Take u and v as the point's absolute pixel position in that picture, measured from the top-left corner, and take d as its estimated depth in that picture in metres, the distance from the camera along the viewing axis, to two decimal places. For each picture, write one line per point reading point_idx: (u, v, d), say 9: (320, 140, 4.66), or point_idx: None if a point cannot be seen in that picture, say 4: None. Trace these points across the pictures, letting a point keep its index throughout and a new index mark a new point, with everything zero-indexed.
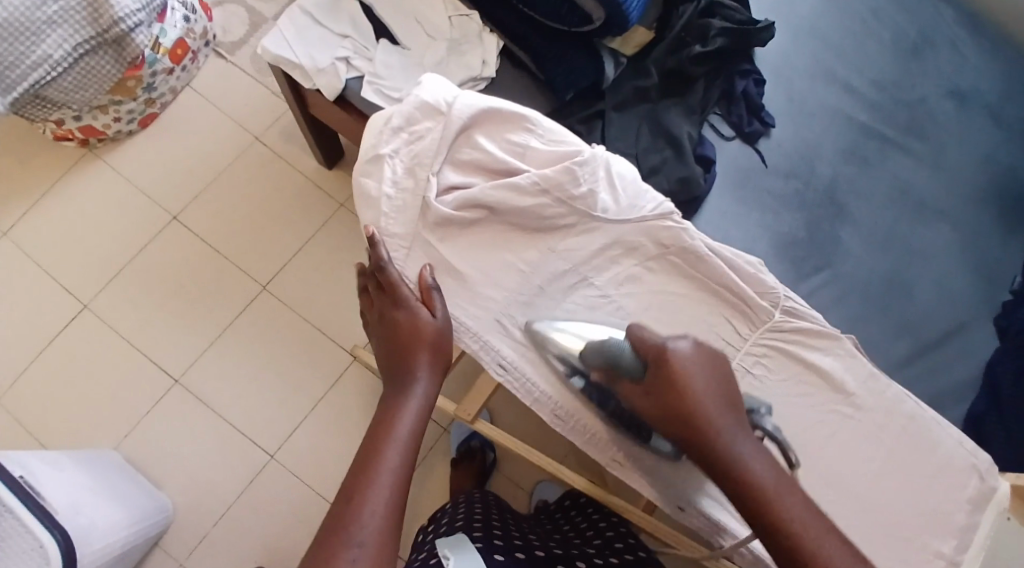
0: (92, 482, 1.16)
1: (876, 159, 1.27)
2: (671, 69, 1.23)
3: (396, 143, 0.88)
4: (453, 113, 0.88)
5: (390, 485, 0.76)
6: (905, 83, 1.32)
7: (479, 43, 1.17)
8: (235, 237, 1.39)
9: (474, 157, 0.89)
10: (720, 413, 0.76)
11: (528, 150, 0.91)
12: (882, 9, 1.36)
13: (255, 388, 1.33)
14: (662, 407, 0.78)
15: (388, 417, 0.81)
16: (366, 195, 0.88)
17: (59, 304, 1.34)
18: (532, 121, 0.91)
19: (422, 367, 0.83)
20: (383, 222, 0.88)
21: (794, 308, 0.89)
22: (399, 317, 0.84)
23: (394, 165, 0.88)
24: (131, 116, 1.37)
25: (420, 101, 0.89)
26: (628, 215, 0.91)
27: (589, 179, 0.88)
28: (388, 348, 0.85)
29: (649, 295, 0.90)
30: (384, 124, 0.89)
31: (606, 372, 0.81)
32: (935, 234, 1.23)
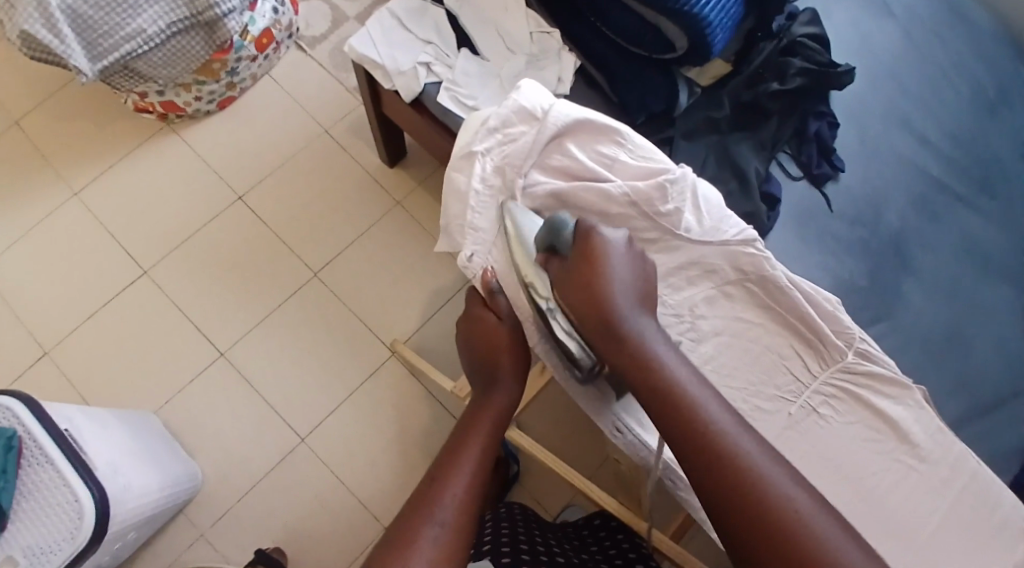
0: (132, 447, 1.18)
1: (943, 212, 1.26)
2: (746, 103, 1.23)
3: (488, 144, 0.86)
4: (548, 120, 0.84)
5: (471, 476, 0.78)
6: (978, 143, 1.32)
7: (557, 59, 1.18)
8: (293, 222, 1.41)
9: (564, 164, 0.87)
10: (631, 300, 0.79)
11: (616, 163, 0.87)
12: (961, 66, 1.36)
13: (297, 372, 1.36)
14: (578, 282, 0.79)
15: (474, 416, 0.85)
16: (456, 190, 0.88)
17: (118, 268, 1.37)
18: (624, 134, 0.87)
19: (504, 374, 0.87)
20: (469, 218, 0.87)
21: (868, 351, 0.86)
22: (474, 326, 0.90)
23: (484, 163, 0.87)
24: (211, 97, 1.40)
25: (517, 105, 0.86)
26: (711, 237, 0.87)
27: (677, 198, 0.85)
28: (476, 359, 0.90)
29: (724, 319, 0.88)
30: (481, 124, 0.87)
31: (547, 253, 0.81)
32: (995, 297, 1.23)
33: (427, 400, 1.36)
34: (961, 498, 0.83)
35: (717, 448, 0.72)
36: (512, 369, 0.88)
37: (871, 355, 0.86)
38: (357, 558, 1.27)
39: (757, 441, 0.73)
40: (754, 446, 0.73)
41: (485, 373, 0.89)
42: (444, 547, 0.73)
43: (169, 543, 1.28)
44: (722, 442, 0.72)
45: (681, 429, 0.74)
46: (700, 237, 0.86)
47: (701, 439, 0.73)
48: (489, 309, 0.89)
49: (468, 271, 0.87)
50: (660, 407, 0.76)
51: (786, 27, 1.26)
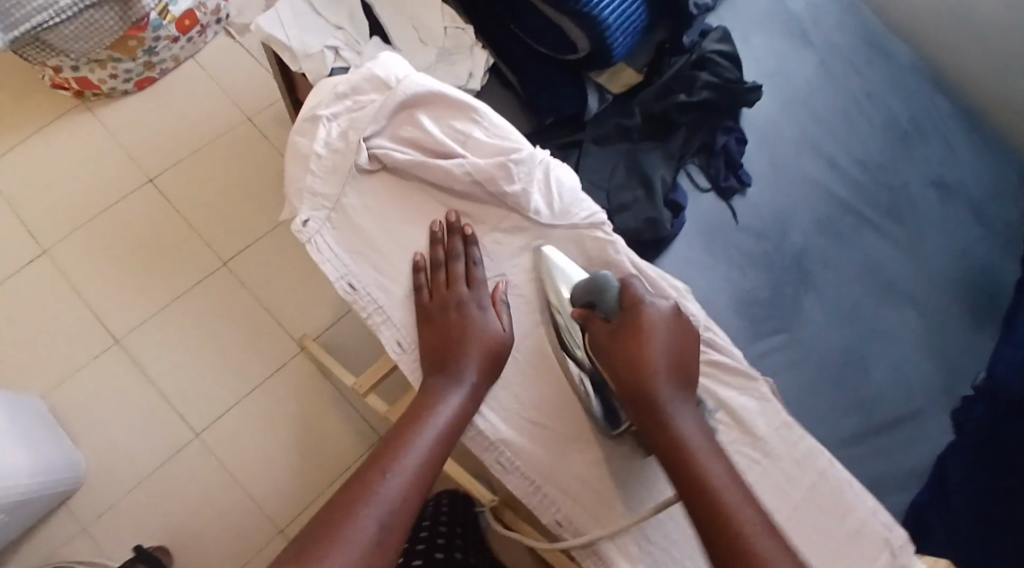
0: (6, 425, 1.15)
1: (849, 235, 1.26)
2: (655, 114, 1.22)
3: (336, 107, 0.81)
4: (399, 87, 0.80)
5: (400, 498, 0.65)
6: (891, 169, 1.31)
7: (468, 55, 1.16)
8: (206, 209, 1.39)
9: (413, 136, 0.81)
10: (673, 375, 0.71)
11: (469, 139, 0.81)
12: (876, 93, 1.37)
13: (195, 361, 1.32)
14: (621, 353, 0.72)
15: (416, 415, 0.70)
16: (297, 152, 0.81)
17: (20, 247, 1.35)
18: (479, 112, 0.82)
19: (470, 371, 0.72)
20: (309, 180, 0.79)
21: (714, 340, 0.84)
22: (453, 307, 0.75)
23: (329, 127, 0.80)
24: (127, 76, 1.39)
25: (370, 73, 0.82)
26: (560, 221, 0.81)
27: (523, 177, 0.79)
28: (431, 340, 0.74)
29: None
30: (329, 89, 0.82)
31: (587, 310, 0.75)
32: (899, 321, 1.22)
33: (328, 396, 1.33)
34: (811, 498, 0.80)
35: (741, 542, 0.63)
36: (479, 367, 0.73)
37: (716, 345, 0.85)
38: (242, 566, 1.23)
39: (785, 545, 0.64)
40: (777, 546, 0.63)
41: (441, 361, 0.73)
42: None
43: (51, 532, 1.24)
44: (746, 539, 0.63)
45: (711, 526, 0.65)
46: (549, 220, 0.80)
47: (726, 534, 0.64)
48: (455, 284, 0.76)
49: (301, 235, 0.77)
50: (688, 488, 0.67)
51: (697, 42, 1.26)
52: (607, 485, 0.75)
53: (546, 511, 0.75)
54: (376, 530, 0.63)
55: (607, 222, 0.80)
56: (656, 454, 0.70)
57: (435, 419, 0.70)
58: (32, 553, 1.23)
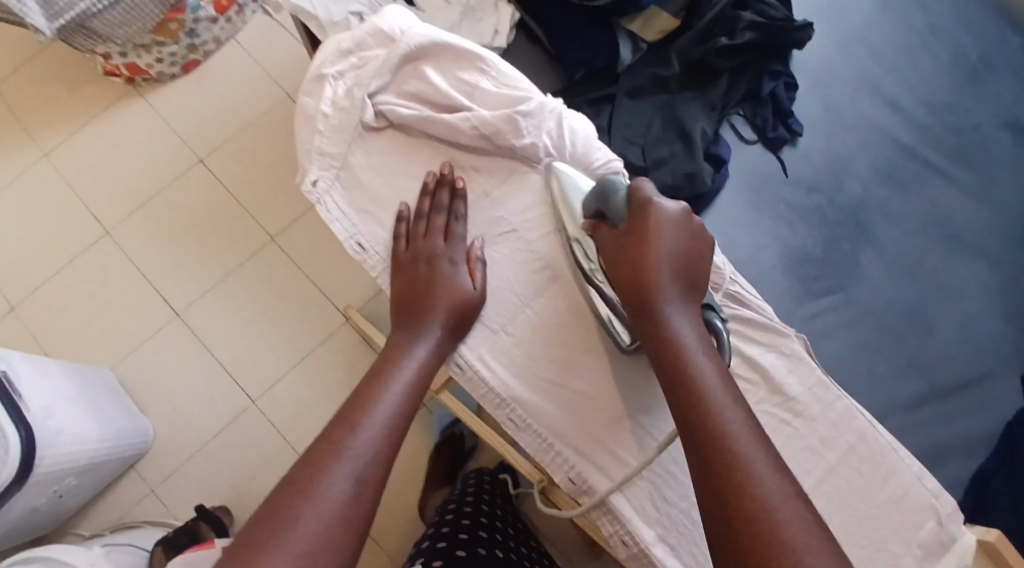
0: (74, 393, 1.21)
1: (913, 183, 1.19)
2: (695, 61, 1.17)
3: (342, 65, 0.79)
4: (401, 40, 0.78)
5: (371, 451, 0.66)
6: (959, 111, 1.22)
7: (494, 12, 1.14)
8: (252, 185, 1.41)
9: (418, 90, 0.79)
10: (674, 279, 0.70)
11: (476, 91, 0.79)
12: (942, 28, 1.27)
13: (249, 333, 1.36)
14: (625, 258, 0.71)
15: (392, 361, 0.72)
16: (306, 116, 0.79)
17: (83, 227, 1.40)
18: (486, 62, 0.79)
19: (434, 324, 0.73)
20: (317, 141, 0.79)
21: (738, 293, 0.78)
22: (426, 261, 0.75)
23: (336, 85, 0.79)
24: (173, 59, 1.41)
25: (375, 28, 0.80)
26: (573, 172, 0.79)
27: (532, 129, 0.77)
28: (404, 291, 0.75)
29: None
30: (333, 46, 0.80)
31: (595, 218, 0.74)
32: (968, 275, 1.14)
33: None
34: (846, 459, 0.75)
35: (721, 446, 0.63)
36: (443, 320, 0.73)
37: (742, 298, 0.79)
38: None
39: (767, 446, 0.64)
40: (758, 450, 0.63)
41: (408, 316, 0.74)
42: (330, 534, 0.62)
43: (120, 495, 1.31)
44: (729, 444, 0.63)
45: (699, 426, 0.64)
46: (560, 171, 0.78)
47: (710, 437, 0.64)
48: (431, 237, 0.76)
49: (310, 196, 0.77)
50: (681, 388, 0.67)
51: None
52: (621, 441, 0.73)
53: (558, 470, 0.74)
54: (348, 483, 0.64)
55: (623, 169, 0.78)
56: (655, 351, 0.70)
57: (401, 374, 0.71)
58: (104, 515, 1.30)
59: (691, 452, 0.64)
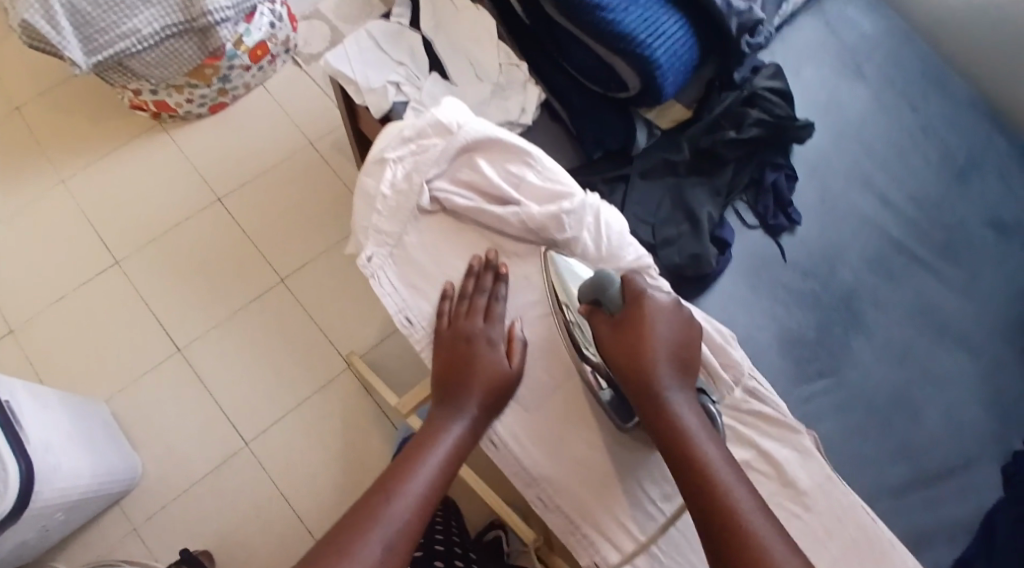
0: (71, 426, 1.22)
1: (899, 274, 1.26)
2: (703, 150, 1.21)
3: (400, 151, 0.84)
4: (459, 133, 0.83)
5: (405, 516, 0.71)
6: (948, 209, 1.31)
7: (522, 92, 1.20)
8: (268, 228, 1.46)
9: (470, 179, 0.84)
10: (669, 364, 0.77)
11: (523, 183, 0.85)
12: (933, 128, 1.35)
13: (251, 371, 1.39)
14: (620, 348, 0.77)
15: (415, 449, 0.76)
16: (366, 193, 0.86)
17: (92, 257, 1.42)
18: (534, 156, 0.85)
19: (472, 400, 0.78)
20: (374, 219, 0.85)
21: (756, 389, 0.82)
22: (465, 336, 0.80)
23: (395, 169, 0.84)
24: (202, 101, 1.46)
25: (433, 119, 0.85)
26: (607, 266, 0.83)
27: (574, 225, 0.82)
28: (443, 365, 0.80)
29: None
30: (396, 132, 0.86)
31: (592, 304, 0.80)
32: (952, 364, 1.22)
33: (374, 414, 1.38)
34: (849, 553, 0.79)
35: (742, 529, 0.68)
36: (479, 401, 0.78)
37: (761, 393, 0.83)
38: None
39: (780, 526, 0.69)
40: (774, 531, 0.68)
41: (449, 391, 0.79)
42: None
43: (105, 530, 1.31)
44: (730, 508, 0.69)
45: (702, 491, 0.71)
46: (595, 265, 0.83)
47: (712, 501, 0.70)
48: (472, 316, 0.81)
49: (365, 271, 0.83)
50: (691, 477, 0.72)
51: (750, 80, 1.24)
52: (636, 519, 0.78)
53: (583, 551, 0.78)
54: (379, 550, 0.70)
55: (654, 267, 0.81)
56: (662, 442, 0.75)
57: (439, 445, 0.76)
58: (87, 550, 1.30)
59: (697, 517, 0.70)
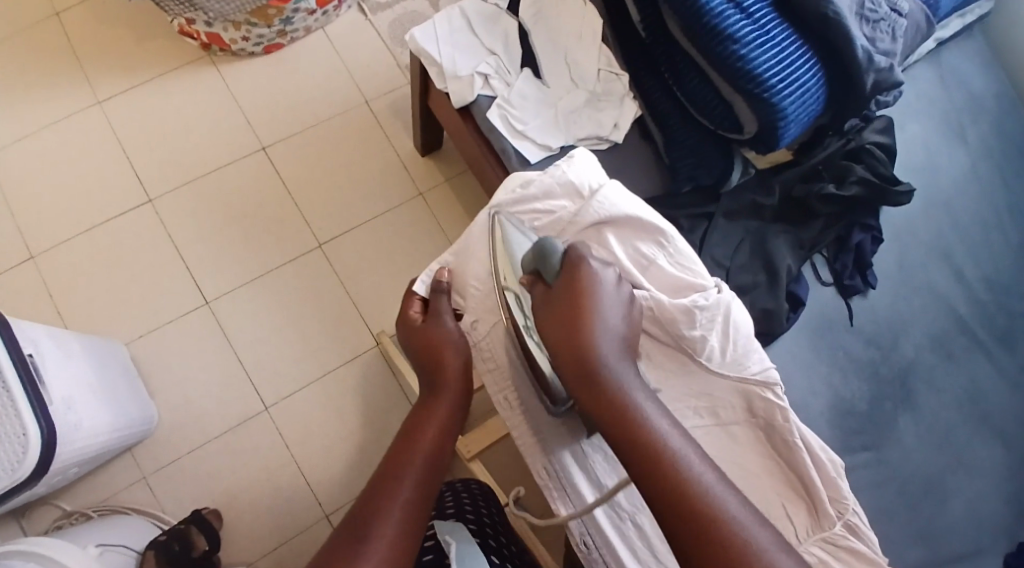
0: (95, 379, 1.17)
1: (959, 355, 1.22)
2: (796, 198, 1.18)
3: (521, 211, 0.87)
4: (591, 203, 0.85)
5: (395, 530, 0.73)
6: (1016, 296, 1.26)
7: (619, 105, 1.13)
8: (312, 187, 1.38)
9: (598, 255, 0.87)
10: (613, 338, 0.75)
11: (652, 265, 0.86)
12: (1018, 209, 1.31)
13: (275, 337, 1.33)
14: (561, 312, 0.76)
15: (395, 461, 0.78)
16: (473, 248, 0.88)
17: (125, 190, 1.35)
18: (666, 238, 0.86)
19: (446, 391, 0.85)
20: (473, 280, 0.87)
21: (857, 525, 0.83)
22: (428, 332, 0.87)
23: (512, 229, 0.87)
24: (258, 40, 1.37)
25: (565, 178, 0.87)
26: (729, 370, 0.85)
27: (704, 324, 0.83)
28: (421, 362, 0.88)
29: (719, 459, 0.85)
30: (521, 187, 0.87)
31: (533, 277, 0.80)
32: (988, 454, 1.18)
33: (397, 401, 1.33)
34: None
35: (690, 495, 0.67)
36: (449, 384, 0.85)
37: (858, 528, 0.83)
38: (281, 546, 1.25)
39: (740, 499, 0.68)
40: (731, 499, 0.68)
41: (427, 388, 0.86)
42: None
43: (109, 477, 1.27)
44: (682, 468, 0.68)
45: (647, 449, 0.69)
46: (718, 368, 0.84)
47: (657, 464, 0.69)
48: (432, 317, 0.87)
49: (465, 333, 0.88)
50: (630, 443, 0.70)
51: (858, 128, 1.18)
52: None
53: None
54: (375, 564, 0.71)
55: (778, 383, 0.83)
56: (595, 407, 0.73)
57: (424, 435, 0.81)
58: (91, 494, 1.26)
59: (637, 480, 0.70)
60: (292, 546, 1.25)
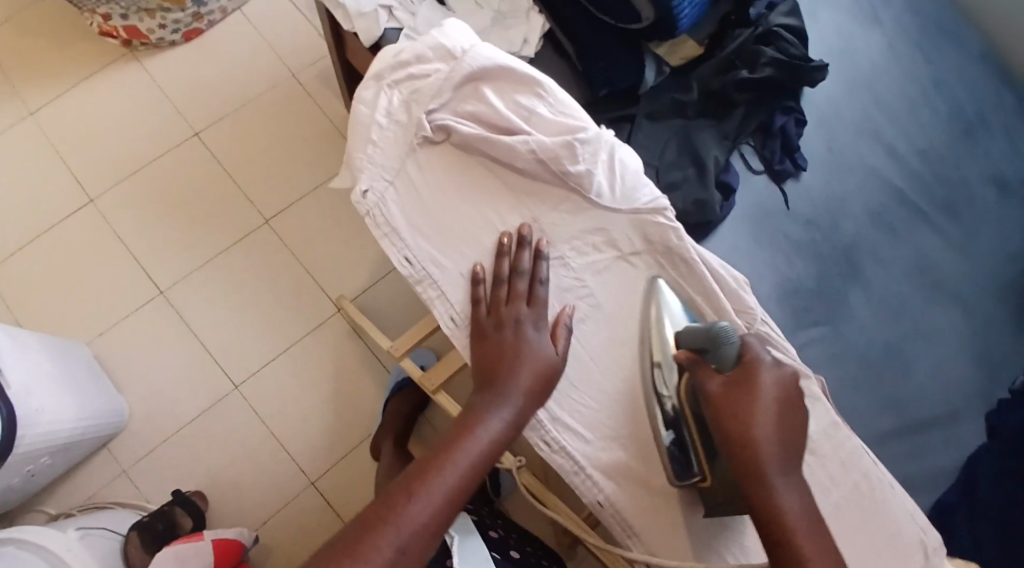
0: (55, 369, 1.17)
1: (902, 228, 1.22)
2: (714, 90, 1.20)
3: (396, 75, 0.86)
4: (465, 59, 0.85)
5: (427, 511, 0.69)
6: (953, 164, 1.26)
7: (525, 20, 1.16)
8: (249, 167, 1.40)
9: (477, 110, 0.85)
10: (783, 452, 0.72)
11: (533, 115, 0.86)
12: (944, 81, 1.31)
13: (232, 316, 1.34)
14: (738, 411, 0.73)
15: (451, 443, 0.73)
16: (357, 119, 0.86)
17: (65, 194, 1.37)
18: (543, 88, 0.87)
19: (516, 402, 0.75)
20: (370, 150, 0.85)
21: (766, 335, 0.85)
22: (510, 329, 0.78)
23: (390, 95, 0.86)
24: (176, 26, 1.41)
25: (436, 43, 0.87)
26: (622, 205, 0.85)
27: (588, 158, 0.84)
28: (492, 357, 0.77)
29: (625, 287, 0.85)
30: (393, 57, 0.87)
31: (699, 358, 0.76)
32: (945, 320, 1.18)
33: (365, 362, 1.34)
34: (851, 498, 0.82)
35: None
36: (525, 390, 0.76)
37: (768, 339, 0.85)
38: (270, 521, 1.26)
39: None
40: None
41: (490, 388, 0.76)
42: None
43: (88, 476, 1.27)
44: None
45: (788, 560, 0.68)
46: (610, 202, 0.84)
47: None
48: (513, 301, 0.79)
49: (361, 207, 0.83)
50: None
51: (763, 16, 1.24)
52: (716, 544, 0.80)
53: None
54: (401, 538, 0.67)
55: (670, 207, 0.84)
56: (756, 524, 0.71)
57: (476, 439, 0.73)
58: (73, 493, 1.26)
59: None
60: (281, 517, 1.26)
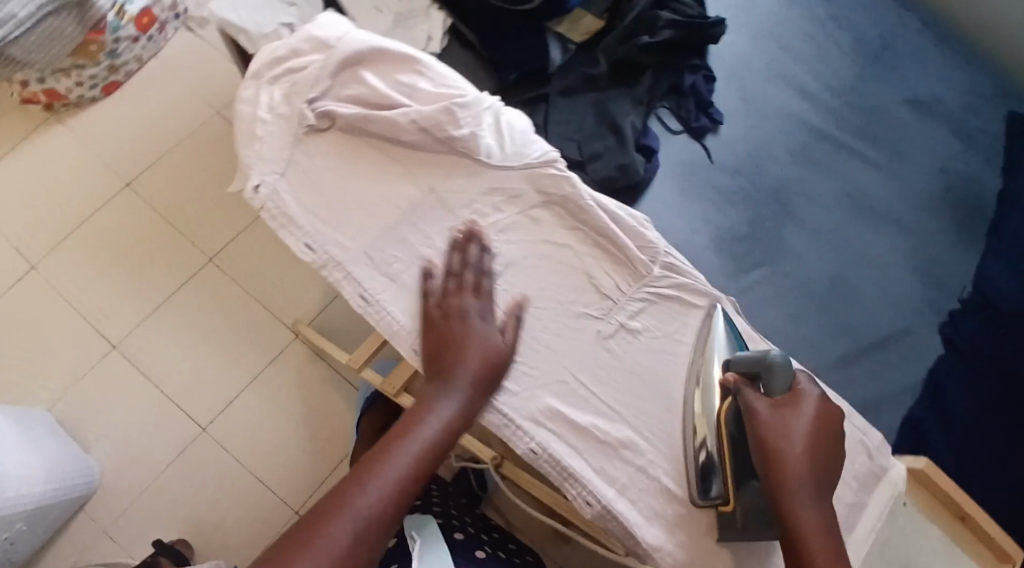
0: (17, 435, 1.17)
1: (828, 163, 1.23)
2: (620, 60, 1.21)
3: (274, 72, 0.91)
4: (338, 46, 0.89)
5: (382, 494, 0.73)
6: (867, 92, 1.27)
7: (426, 19, 1.22)
8: (186, 208, 1.41)
9: (359, 93, 0.90)
10: (815, 475, 0.75)
11: (414, 91, 0.90)
12: (844, 14, 1.33)
13: (189, 355, 1.34)
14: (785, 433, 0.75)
15: (404, 431, 0.78)
16: (242, 119, 0.90)
17: (9, 265, 1.38)
18: (421, 65, 0.91)
19: (462, 387, 0.79)
20: (258, 147, 0.88)
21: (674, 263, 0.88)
22: (457, 320, 0.82)
23: (271, 91, 0.90)
24: (94, 82, 1.43)
25: (309, 35, 0.91)
26: (512, 162, 0.89)
27: (471, 122, 0.88)
28: (438, 346, 0.81)
29: (527, 238, 0.88)
30: (271, 54, 0.91)
31: (747, 381, 0.79)
32: (882, 242, 1.18)
33: (327, 379, 1.34)
34: None
35: None
36: (469, 374, 0.79)
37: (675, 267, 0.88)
38: (256, 553, 1.25)
39: None
40: None
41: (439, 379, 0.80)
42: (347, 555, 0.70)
43: (68, 539, 1.26)
44: None
45: None
46: (499, 160, 0.89)
47: None
48: (461, 292, 0.83)
49: (255, 200, 0.87)
50: None
51: None
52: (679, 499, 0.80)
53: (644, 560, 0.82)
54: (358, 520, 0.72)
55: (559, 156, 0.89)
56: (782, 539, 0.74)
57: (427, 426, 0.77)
58: (55, 559, 1.25)
59: None
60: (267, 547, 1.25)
